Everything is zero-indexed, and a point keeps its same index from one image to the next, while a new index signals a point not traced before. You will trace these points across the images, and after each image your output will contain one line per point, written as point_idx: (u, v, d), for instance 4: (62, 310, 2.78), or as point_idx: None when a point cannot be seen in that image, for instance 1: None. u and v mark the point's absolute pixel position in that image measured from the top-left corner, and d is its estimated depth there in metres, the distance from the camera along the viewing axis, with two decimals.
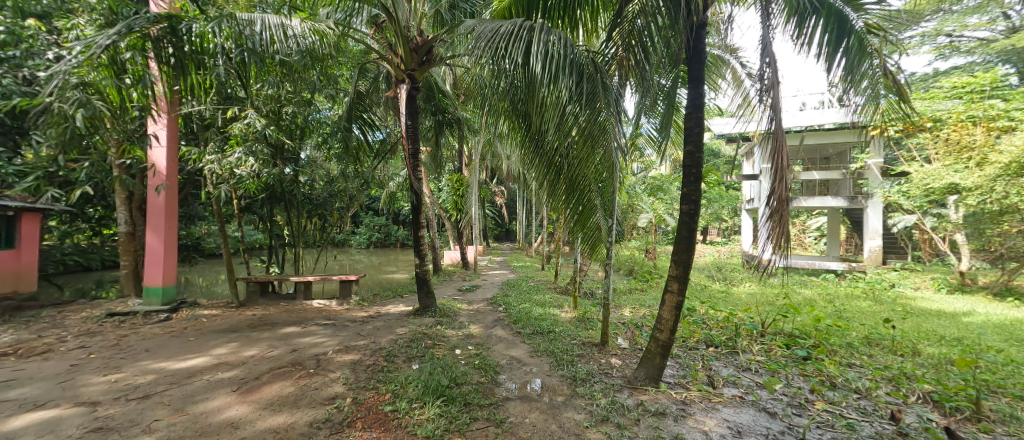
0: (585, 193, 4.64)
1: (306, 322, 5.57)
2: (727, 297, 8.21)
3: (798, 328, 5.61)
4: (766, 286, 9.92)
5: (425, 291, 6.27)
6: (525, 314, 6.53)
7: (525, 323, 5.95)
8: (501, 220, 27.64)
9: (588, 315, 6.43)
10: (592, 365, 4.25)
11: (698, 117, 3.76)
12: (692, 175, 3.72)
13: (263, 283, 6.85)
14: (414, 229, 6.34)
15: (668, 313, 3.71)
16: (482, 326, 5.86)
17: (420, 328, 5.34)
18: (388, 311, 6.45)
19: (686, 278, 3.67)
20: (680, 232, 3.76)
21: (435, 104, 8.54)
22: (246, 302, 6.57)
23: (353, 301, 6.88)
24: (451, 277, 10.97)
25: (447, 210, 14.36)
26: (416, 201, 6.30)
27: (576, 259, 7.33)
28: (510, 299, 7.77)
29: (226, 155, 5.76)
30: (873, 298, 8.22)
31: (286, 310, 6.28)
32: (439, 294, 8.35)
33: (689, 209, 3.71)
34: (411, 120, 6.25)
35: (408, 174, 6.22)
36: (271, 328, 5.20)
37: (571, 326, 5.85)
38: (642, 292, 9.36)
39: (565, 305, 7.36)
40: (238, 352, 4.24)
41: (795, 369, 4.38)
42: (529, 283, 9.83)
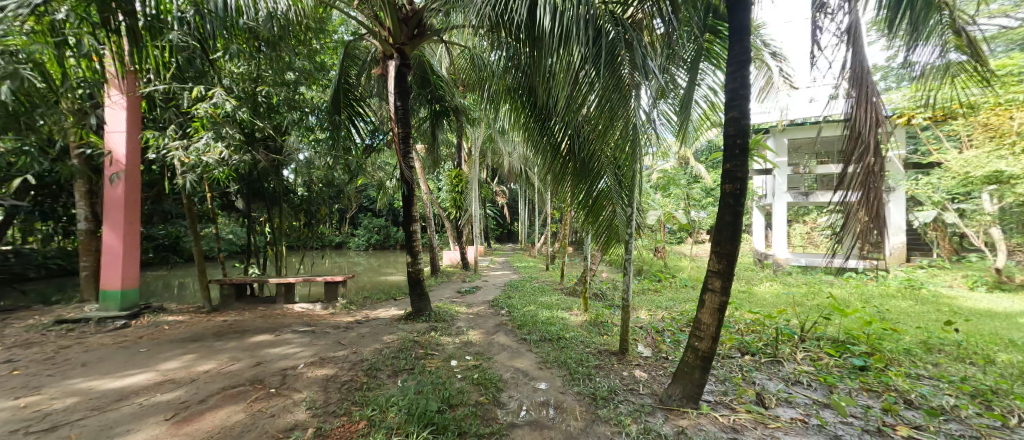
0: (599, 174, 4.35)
1: (283, 330, 4.91)
2: (751, 297, 7.48)
3: (844, 332, 4.90)
4: (789, 285, 9.20)
5: (418, 293, 5.59)
6: (530, 317, 5.84)
7: (531, 329, 5.26)
8: (502, 220, 26.99)
9: (601, 319, 5.73)
10: (613, 380, 3.56)
11: (742, 75, 3.06)
12: (736, 147, 3.04)
13: (240, 286, 6.17)
14: (405, 224, 5.66)
15: (708, 317, 3.01)
16: (483, 333, 5.17)
17: (411, 334, 4.67)
18: (377, 315, 5.77)
19: (730, 274, 2.99)
20: (721, 217, 3.09)
21: (431, 91, 7.86)
22: (220, 306, 5.90)
23: (340, 305, 6.20)
24: (450, 279, 10.29)
25: (446, 209, 13.68)
26: (408, 193, 5.62)
27: (587, 257, 6.64)
28: (513, 301, 7.08)
29: (193, 141, 5.16)
30: (911, 298, 7.49)
31: (263, 315, 5.60)
32: (436, 296, 7.66)
33: (732, 188, 3.03)
34: (401, 101, 5.57)
35: (398, 161, 5.55)
36: (239, 337, 4.53)
37: (583, 332, 5.16)
38: (656, 292, 8.65)
39: (574, 307, 6.67)
40: (192, 367, 3.57)
41: (855, 383, 3.69)
42: (533, 284, 9.14)
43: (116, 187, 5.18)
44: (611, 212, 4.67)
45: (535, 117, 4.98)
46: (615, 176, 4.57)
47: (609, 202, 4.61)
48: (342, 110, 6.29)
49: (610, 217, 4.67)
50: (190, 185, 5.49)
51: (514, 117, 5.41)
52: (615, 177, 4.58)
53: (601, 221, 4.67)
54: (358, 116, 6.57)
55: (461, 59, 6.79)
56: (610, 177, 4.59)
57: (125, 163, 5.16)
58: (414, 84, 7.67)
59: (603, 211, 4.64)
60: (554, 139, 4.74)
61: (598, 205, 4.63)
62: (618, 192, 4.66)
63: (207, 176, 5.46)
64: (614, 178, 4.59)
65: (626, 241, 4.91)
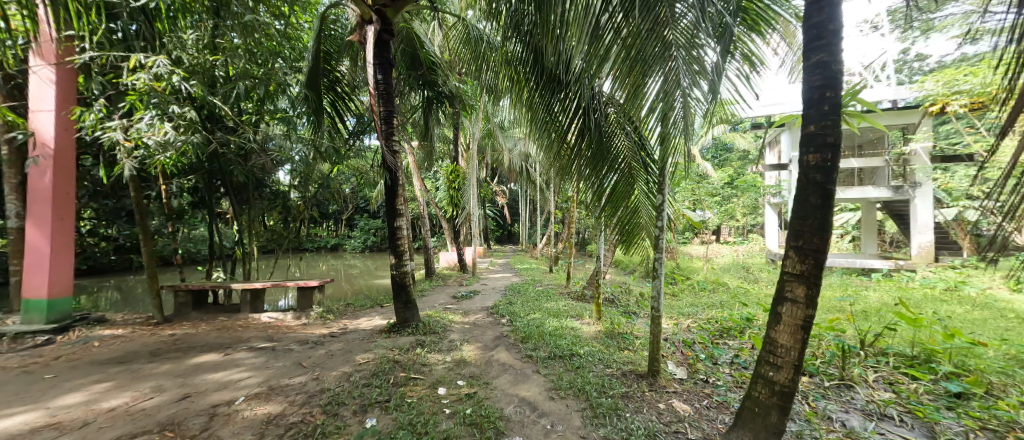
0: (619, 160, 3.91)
1: (238, 346, 4.05)
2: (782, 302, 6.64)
3: (916, 346, 4.05)
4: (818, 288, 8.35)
5: (403, 301, 4.73)
6: (535, 328, 4.96)
7: (538, 343, 4.42)
8: (502, 221, 26.22)
9: (620, 331, 4.85)
10: (649, 419, 2.74)
11: (833, 3, 2.19)
12: (823, 99, 2.20)
13: (199, 293, 5.34)
14: (388, 219, 4.81)
15: (788, 337, 2.19)
16: (480, 348, 4.30)
17: (392, 352, 3.81)
18: (357, 327, 4.93)
19: (820, 276, 2.15)
20: (800, 197, 2.27)
21: (421, 74, 7.03)
22: (174, 317, 5.07)
23: (315, 314, 5.34)
24: (446, 282, 9.45)
25: (442, 207, 12.80)
26: (393, 185, 4.78)
27: (600, 258, 5.78)
28: (515, 307, 6.25)
29: (133, 120, 4.32)
30: (964, 301, 6.60)
31: (221, 328, 4.75)
32: (428, 302, 6.82)
33: (819, 158, 2.20)
34: (383, 75, 4.74)
35: (379, 145, 4.69)
36: (179, 357, 3.67)
37: (599, 346, 4.33)
38: (673, 296, 7.81)
39: (585, 315, 5.84)
40: (97, 403, 2.73)
41: (961, 418, 2.85)
42: (536, 288, 8.30)
43: (43, 175, 4.34)
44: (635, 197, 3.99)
45: (542, 94, 4.10)
46: (634, 151, 3.92)
47: (631, 185, 3.95)
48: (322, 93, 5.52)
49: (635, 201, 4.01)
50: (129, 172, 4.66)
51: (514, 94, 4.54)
52: (635, 153, 3.93)
53: (622, 210, 4.02)
54: (341, 101, 5.79)
55: (452, 33, 5.94)
56: (630, 153, 3.93)
57: (52, 147, 4.33)
58: (401, 64, 6.83)
59: (626, 197, 3.96)
60: (565, 118, 3.97)
61: (619, 192, 3.95)
62: (640, 173, 3.98)
63: (151, 163, 4.61)
64: (635, 155, 3.94)
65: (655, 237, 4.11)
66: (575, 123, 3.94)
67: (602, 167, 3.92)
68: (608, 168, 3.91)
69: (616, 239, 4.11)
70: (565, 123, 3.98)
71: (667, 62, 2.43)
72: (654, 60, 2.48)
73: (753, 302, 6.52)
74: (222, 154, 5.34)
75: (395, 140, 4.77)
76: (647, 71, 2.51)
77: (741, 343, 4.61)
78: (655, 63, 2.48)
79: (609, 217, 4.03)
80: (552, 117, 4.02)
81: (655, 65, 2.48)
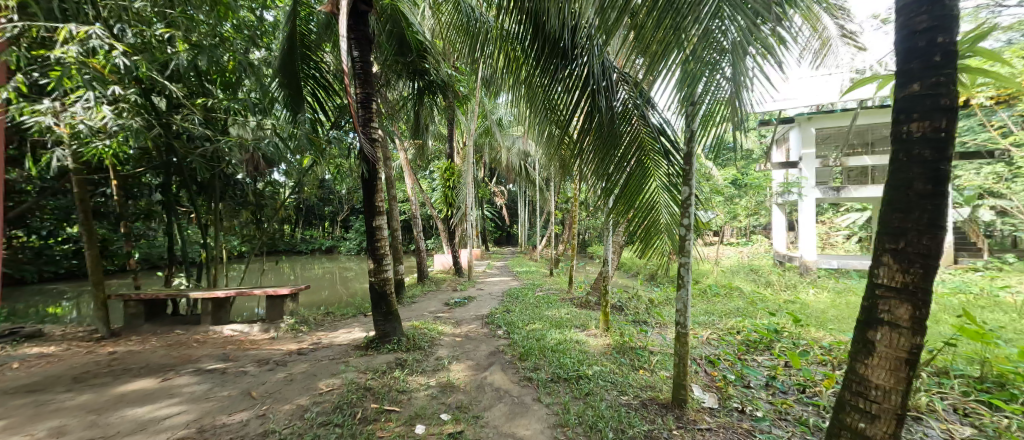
0: (634, 150, 3.27)
1: (183, 367, 3.43)
2: (807, 310, 6.01)
3: (984, 368, 3.41)
4: (840, 293, 7.73)
5: (384, 312, 4.09)
6: (536, 342, 4.33)
7: (538, 361, 3.80)
8: (501, 223, 25.62)
9: (634, 346, 4.21)
10: None
11: None
12: (930, 45, 1.58)
13: (154, 303, 4.72)
14: (366, 218, 4.17)
15: (884, 375, 1.60)
16: (471, 369, 3.66)
17: (363, 376, 3.18)
18: (332, 342, 4.31)
19: (933, 291, 1.55)
20: (897, 180, 1.66)
21: (410, 62, 6.41)
22: (122, 330, 4.45)
23: (286, 327, 4.70)
24: (440, 287, 8.83)
25: (436, 207, 12.13)
26: (370, 180, 4.10)
27: (608, 262, 5.14)
28: (513, 316, 5.62)
29: (64, 101, 3.68)
30: (1009, 308, 5.96)
31: (173, 344, 4.12)
32: (417, 310, 6.19)
33: (927, 125, 1.59)
34: (361, 52, 4.10)
35: (356, 133, 4.04)
36: (105, 385, 3.04)
37: (610, 364, 3.72)
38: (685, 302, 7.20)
39: (590, 325, 5.22)
40: None
41: None
42: (536, 293, 7.67)
43: None
44: (652, 190, 3.35)
45: (545, 69, 3.40)
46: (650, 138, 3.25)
47: (648, 177, 3.31)
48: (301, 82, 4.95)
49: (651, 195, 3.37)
50: (58, 161, 4.09)
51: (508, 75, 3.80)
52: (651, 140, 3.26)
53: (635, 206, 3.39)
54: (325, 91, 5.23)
55: (441, 13, 5.26)
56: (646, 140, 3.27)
57: None
58: (389, 48, 6.19)
59: (640, 191, 3.33)
60: (570, 99, 3.29)
61: (632, 185, 3.31)
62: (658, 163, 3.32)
63: (90, 151, 3.97)
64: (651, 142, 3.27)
65: (678, 238, 3.46)
66: (582, 104, 3.26)
67: (612, 156, 3.28)
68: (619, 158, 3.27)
69: (629, 241, 3.49)
70: (570, 103, 3.30)
71: (709, 16, 1.60)
72: (686, 22, 1.67)
73: (776, 310, 5.89)
74: (181, 146, 4.72)
75: (373, 126, 4.12)
76: (679, 28, 1.69)
77: (773, 361, 4.00)
78: (691, 15, 1.65)
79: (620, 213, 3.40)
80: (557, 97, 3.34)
81: (684, 30, 1.67)
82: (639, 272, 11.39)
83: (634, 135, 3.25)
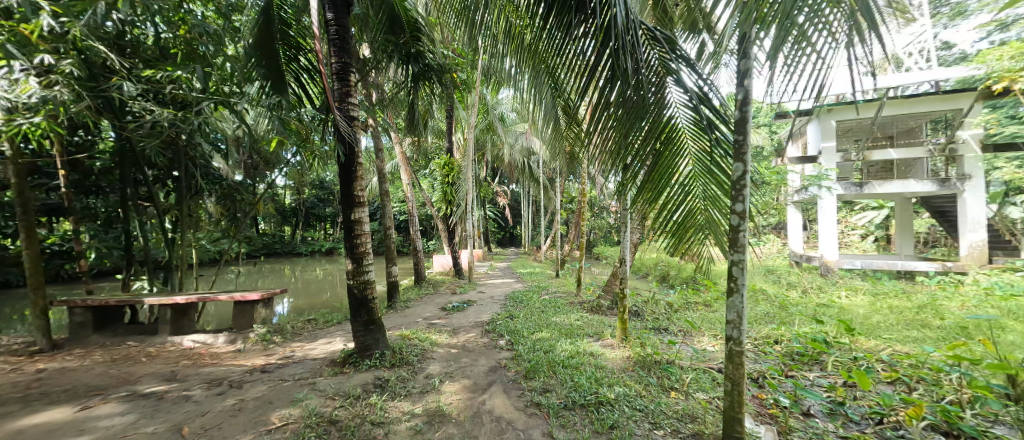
0: (672, 124, 2.39)
1: (114, 391, 2.82)
2: (849, 315, 5.32)
3: None
4: (877, 296, 7.03)
5: (364, 321, 3.45)
6: (544, 356, 3.68)
7: (548, 380, 3.15)
8: (505, 223, 24.99)
9: (661, 361, 3.54)
10: None
11: None
12: None
13: (106, 310, 4.13)
14: (344, 210, 3.52)
15: None
16: (466, 391, 3.02)
17: (330, 405, 2.55)
18: (303, 356, 3.68)
19: None
20: None
21: (403, 44, 5.73)
22: (67, 342, 3.87)
23: (256, 337, 4.09)
24: (438, 290, 8.22)
25: (436, 206, 11.48)
26: (348, 166, 3.46)
27: (628, 262, 4.47)
28: (517, 323, 4.99)
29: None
30: None
31: (118, 359, 3.52)
32: (411, 316, 5.56)
33: None
34: (336, 13, 3.43)
35: (330, 110, 3.41)
36: (5, 416, 2.44)
37: (635, 384, 3.08)
38: (706, 304, 6.53)
39: (606, 334, 4.57)
40: None
41: None
42: (542, 297, 7.03)
43: None
44: (690, 172, 2.47)
45: (552, 35, 2.68)
46: (688, 107, 2.34)
47: (686, 156, 2.44)
48: (279, 63, 4.39)
49: (689, 179, 2.48)
50: None
51: (508, 37, 3.07)
52: (689, 109, 2.35)
53: (667, 193, 2.53)
54: (307, 74, 4.67)
55: None
56: (681, 110, 2.37)
57: None
58: (378, 20, 5.53)
59: (674, 171, 2.47)
60: (587, 58, 2.48)
61: (664, 164, 2.45)
62: (697, 139, 2.40)
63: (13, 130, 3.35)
64: (688, 112, 2.36)
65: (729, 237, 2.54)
66: (603, 64, 2.43)
67: (639, 130, 2.40)
68: (645, 135, 2.40)
69: (660, 236, 2.63)
70: (581, 73, 2.53)
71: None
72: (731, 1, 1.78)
73: (815, 317, 5.21)
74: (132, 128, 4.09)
75: (352, 101, 3.48)
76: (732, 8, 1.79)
77: (831, 380, 3.33)
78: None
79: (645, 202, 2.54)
80: (571, 57, 2.56)
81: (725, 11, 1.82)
82: (651, 273, 10.69)
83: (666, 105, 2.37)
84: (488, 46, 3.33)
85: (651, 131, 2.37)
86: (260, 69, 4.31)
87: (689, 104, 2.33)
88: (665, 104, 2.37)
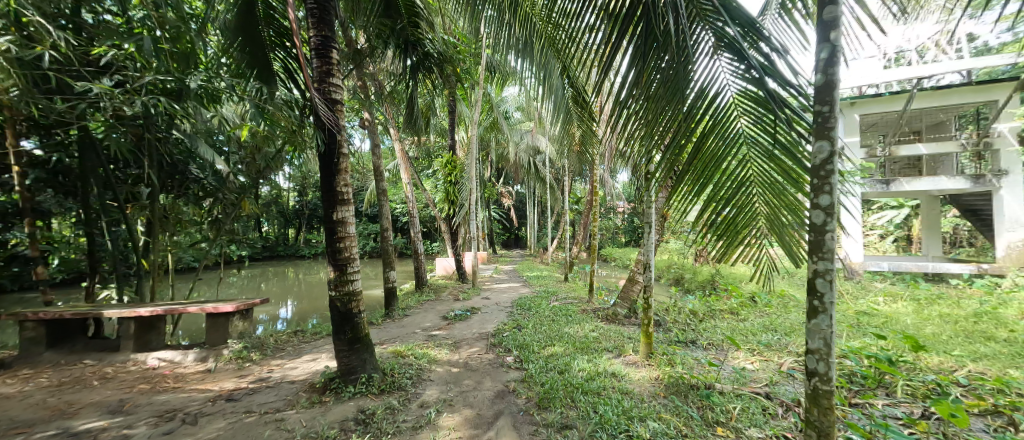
0: (717, 100, 1.62)
1: (42, 429, 2.35)
2: (901, 326, 4.72)
3: None
4: (918, 302, 6.41)
5: (348, 340, 2.92)
6: (559, 378, 3.15)
7: (567, 412, 2.62)
8: (510, 225, 24.45)
9: (699, 386, 2.98)
10: None
11: None
12: None
13: (61, 323, 3.68)
14: (325, 211, 3.00)
15: None
16: (467, 428, 2.49)
17: None
18: (279, 379, 3.18)
19: None
20: None
21: (400, 29, 5.20)
22: (15, 362, 3.43)
23: (230, 354, 3.61)
24: (440, 296, 7.70)
25: (437, 206, 10.94)
26: (329, 157, 2.96)
27: (653, 268, 3.91)
28: (526, 336, 4.46)
29: None
30: None
31: (65, 383, 3.06)
32: (408, 327, 5.04)
33: None
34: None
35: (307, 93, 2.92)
36: None
37: (672, 418, 2.53)
38: (732, 312, 5.95)
39: (627, 349, 4.02)
40: None
41: None
42: (552, 304, 6.48)
43: None
44: (742, 163, 1.72)
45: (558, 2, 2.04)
46: (741, 76, 1.56)
47: (739, 145, 1.67)
48: (266, 55, 3.90)
49: (740, 169, 1.74)
50: None
51: (517, 17, 2.60)
52: (742, 79, 1.56)
53: (711, 188, 1.79)
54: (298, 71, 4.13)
55: None
56: (732, 80, 1.59)
57: None
58: (372, 8, 4.89)
59: (723, 162, 1.71)
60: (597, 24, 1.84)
61: (708, 152, 1.71)
62: (757, 119, 1.61)
63: None
64: (741, 83, 1.57)
65: (798, 245, 1.80)
66: (617, 27, 1.72)
67: (670, 114, 1.65)
68: (680, 122, 1.66)
69: (701, 245, 1.92)
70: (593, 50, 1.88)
71: None
72: None
73: (861, 329, 4.61)
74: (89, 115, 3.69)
75: (334, 82, 2.98)
76: None
77: (906, 410, 2.76)
78: None
79: (682, 206, 1.79)
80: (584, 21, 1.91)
81: None
82: (663, 277, 10.14)
83: (707, 78, 1.60)
84: (494, 32, 2.88)
85: (688, 115, 1.63)
86: (246, 58, 3.82)
87: (742, 73, 1.54)
88: (710, 72, 1.59)
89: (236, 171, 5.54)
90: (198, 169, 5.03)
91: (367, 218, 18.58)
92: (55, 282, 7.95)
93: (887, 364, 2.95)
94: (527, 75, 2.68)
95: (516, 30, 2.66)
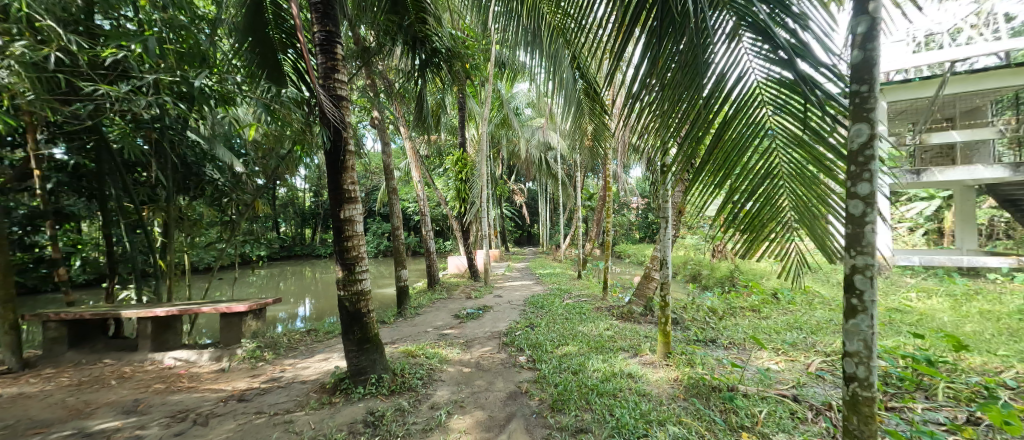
0: (739, 85, 1.46)
1: (59, 429, 2.38)
2: (937, 324, 4.44)
3: None
4: (955, 298, 6.04)
5: (357, 340, 2.87)
6: (574, 378, 3.05)
7: (581, 415, 2.52)
8: (522, 222, 24.38)
9: (720, 388, 2.85)
10: None
11: None
12: None
13: (81, 323, 3.76)
14: (333, 209, 2.94)
15: None
16: (479, 431, 2.41)
17: None
18: (288, 378, 3.17)
19: None
20: None
21: (407, 26, 5.06)
22: (37, 361, 3.51)
23: (243, 353, 3.63)
24: (452, 294, 7.66)
25: (449, 205, 10.89)
26: (336, 154, 2.89)
27: (669, 265, 3.74)
28: (539, 335, 4.35)
29: None
30: None
31: (85, 382, 3.11)
32: (420, 327, 4.98)
33: None
34: None
35: (313, 90, 2.86)
36: None
37: (692, 423, 2.39)
38: (754, 310, 5.71)
39: (644, 349, 3.87)
40: None
41: None
42: (565, 302, 6.36)
43: None
44: (767, 151, 1.56)
45: None
46: (766, 57, 1.40)
47: (762, 132, 1.51)
48: (274, 55, 3.83)
49: (765, 159, 1.58)
50: None
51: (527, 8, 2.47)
52: (768, 60, 1.40)
53: (733, 180, 1.63)
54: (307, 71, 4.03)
55: None
56: (756, 63, 1.43)
57: None
58: (378, 4, 4.87)
59: (745, 153, 1.56)
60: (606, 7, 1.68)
61: (729, 141, 1.55)
62: (784, 104, 1.46)
63: None
64: (767, 65, 1.41)
65: (829, 238, 1.63)
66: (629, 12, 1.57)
67: (686, 104, 1.50)
68: (697, 112, 1.50)
69: (721, 240, 1.78)
70: (604, 39, 1.72)
71: None
72: None
73: (894, 327, 4.36)
74: (100, 118, 3.72)
75: (339, 78, 2.93)
76: None
77: (950, 415, 2.56)
78: None
79: (701, 200, 1.63)
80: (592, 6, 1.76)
81: None
82: (679, 273, 9.90)
83: (728, 62, 1.44)
84: (503, 26, 2.77)
85: (707, 103, 1.47)
86: (255, 57, 3.75)
87: (767, 54, 1.38)
88: (728, 56, 1.44)
89: (254, 174, 5.48)
90: (212, 170, 5.06)
91: (381, 217, 18.72)
92: (76, 283, 8.28)
93: (926, 364, 2.75)
94: (536, 70, 2.57)
95: (526, 21, 2.54)
